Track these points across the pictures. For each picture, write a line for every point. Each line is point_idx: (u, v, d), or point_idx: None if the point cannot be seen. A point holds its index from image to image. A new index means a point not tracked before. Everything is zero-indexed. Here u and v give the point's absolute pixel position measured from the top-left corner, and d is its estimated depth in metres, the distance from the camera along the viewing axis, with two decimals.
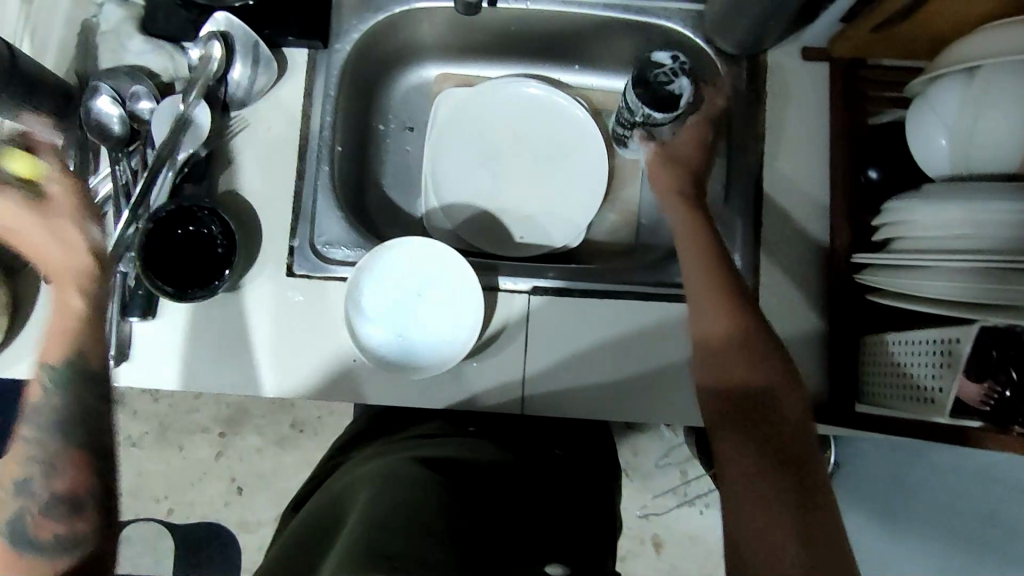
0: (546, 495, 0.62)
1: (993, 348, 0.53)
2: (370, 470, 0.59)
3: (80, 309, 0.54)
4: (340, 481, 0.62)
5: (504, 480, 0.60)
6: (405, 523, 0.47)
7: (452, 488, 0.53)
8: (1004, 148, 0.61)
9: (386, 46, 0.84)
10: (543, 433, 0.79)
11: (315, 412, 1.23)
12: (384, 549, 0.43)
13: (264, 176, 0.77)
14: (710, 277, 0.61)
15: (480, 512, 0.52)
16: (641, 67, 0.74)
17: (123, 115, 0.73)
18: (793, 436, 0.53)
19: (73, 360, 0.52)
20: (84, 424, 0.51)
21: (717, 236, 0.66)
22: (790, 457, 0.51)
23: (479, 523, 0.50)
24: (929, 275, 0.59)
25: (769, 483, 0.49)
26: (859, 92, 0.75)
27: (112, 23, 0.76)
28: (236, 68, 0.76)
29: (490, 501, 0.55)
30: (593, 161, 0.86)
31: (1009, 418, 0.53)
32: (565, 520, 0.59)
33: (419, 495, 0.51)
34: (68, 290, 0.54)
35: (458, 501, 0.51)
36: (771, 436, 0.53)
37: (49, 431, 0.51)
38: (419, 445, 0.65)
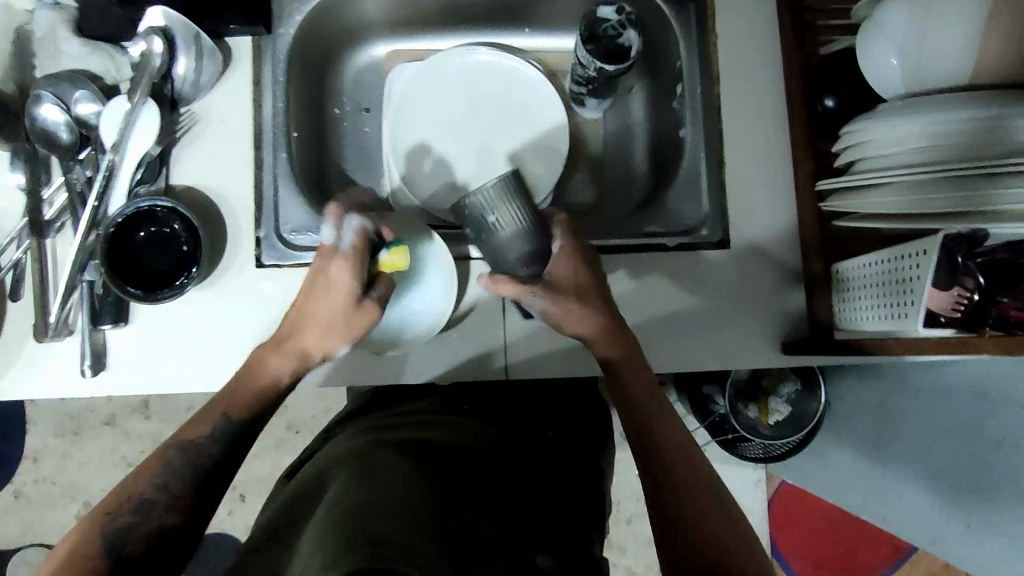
0: (536, 472, 0.62)
1: (957, 256, 0.56)
2: (351, 449, 0.58)
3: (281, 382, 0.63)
4: (324, 455, 0.62)
5: (489, 458, 0.60)
6: (388, 503, 0.47)
7: (441, 476, 0.52)
8: (955, 61, 0.61)
9: (331, 27, 0.83)
10: (538, 415, 0.77)
11: (309, 411, 1.22)
12: (373, 532, 0.43)
13: (221, 169, 0.76)
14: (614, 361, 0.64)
15: (466, 500, 0.51)
16: (588, 22, 0.75)
17: (69, 121, 0.73)
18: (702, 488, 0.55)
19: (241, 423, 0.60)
20: (219, 475, 0.58)
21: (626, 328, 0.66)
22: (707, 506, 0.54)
23: (453, 498, 0.50)
24: (895, 190, 0.59)
25: (706, 521, 0.53)
26: (806, 24, 0.74)
27: (46, 28, 0.74)
28: (180, 62, 0.74)
29: (475, 485, 0.54)
30: (552, 121, 0.85)
31: (978, 322, 0.57)
32: (548, 493, 0.60)
33: (405, 486, 0.49)
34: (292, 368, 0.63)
35: (443, 492, 0.50)
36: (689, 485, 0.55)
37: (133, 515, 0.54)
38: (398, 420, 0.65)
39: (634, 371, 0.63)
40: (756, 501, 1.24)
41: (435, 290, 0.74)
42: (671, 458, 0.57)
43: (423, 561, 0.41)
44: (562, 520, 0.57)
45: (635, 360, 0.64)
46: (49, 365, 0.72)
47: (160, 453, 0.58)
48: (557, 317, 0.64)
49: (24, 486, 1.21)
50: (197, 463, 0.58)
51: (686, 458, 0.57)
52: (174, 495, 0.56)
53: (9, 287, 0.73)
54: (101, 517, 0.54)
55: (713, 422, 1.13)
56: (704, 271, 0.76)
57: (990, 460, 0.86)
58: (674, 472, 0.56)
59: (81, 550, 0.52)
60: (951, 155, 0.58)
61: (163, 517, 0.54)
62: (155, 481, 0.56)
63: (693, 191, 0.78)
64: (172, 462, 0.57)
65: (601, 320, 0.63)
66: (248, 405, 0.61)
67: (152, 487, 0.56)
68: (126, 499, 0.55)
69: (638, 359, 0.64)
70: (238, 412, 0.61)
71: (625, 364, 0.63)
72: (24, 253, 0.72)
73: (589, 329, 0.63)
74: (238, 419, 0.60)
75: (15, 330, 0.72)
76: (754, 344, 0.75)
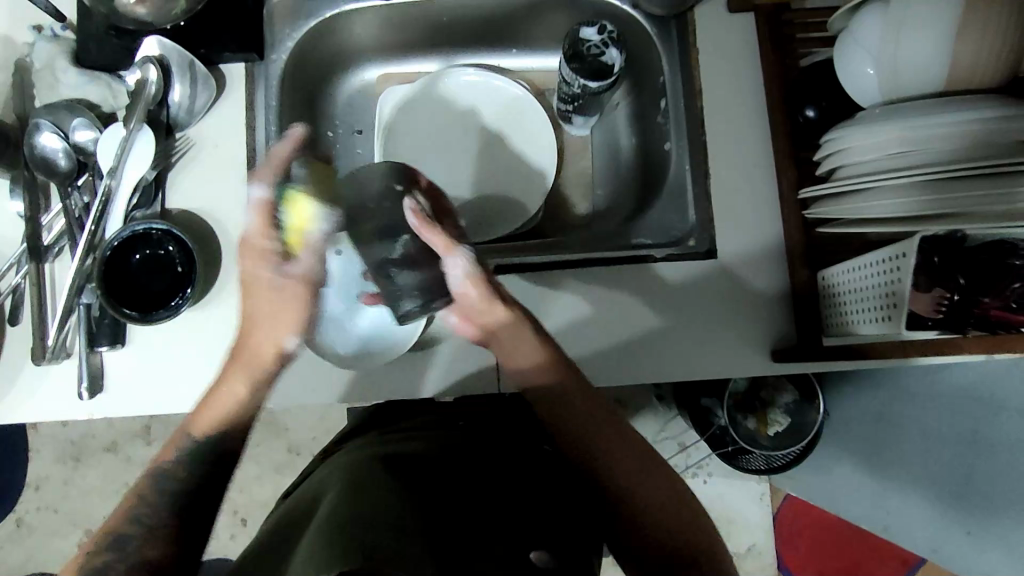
0: (521, 478, 0.62)
1: (933, 255, 0.58)
2: (340, 467, 0.59)
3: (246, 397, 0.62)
4: (316, 474, 0.62)
5: (475, 468, 0.60)
6: (380, 512, 0.47)
7: (429, 492, 0.53)
8: (930, 69, 0.62)
9: (324, 52, 0.85)
10: (532, 431, 0.75)
11: (310, 434, 1.22)
12: (371, 541, 0.43)
13: (217, 192, 0.77)
14: (559, 389, 0.62)
15: (451, 510, 0.52)
16: (571, 43, 0.78)
17: (67, 148, 0.75)
18: (660, 489, 0.59)
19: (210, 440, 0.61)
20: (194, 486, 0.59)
21: (550, 339, 0.63)
22: (669, 506, 0.59)
23: (449, 523, 0.50)
24: (878, 195, 0.60)
25: (670, 523, 0.58)
26: (785, 37, 0.76)
27: (44, 60, 0.76)
28: (175, 90, 0.76)
29: (460, 498, 0.54)
30: (541, 138, 0.87)
31: (960, 321, 0.58)
32: (536, 498, 0.59)
33: (395, 497, 0.50)
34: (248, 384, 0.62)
35: (430, 504, 0.51)
36: (647, 493, 0.59)
37: (120, 539, 0.55)
38: (370, 440, 0.66)
39: (583, 410, 0.62)
40: (763, 516, 1.23)
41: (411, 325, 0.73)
42: (648, 498, 0.59)
43: (417, 568, 0.42)
44: (563, 526, 0.57)
45: (571, 376, 0.63)
46: (48, 388, 0.73)
47: (138, 485, 0.59)
48: (470, 298, 0.57)
49: (25, 516, 1.21)
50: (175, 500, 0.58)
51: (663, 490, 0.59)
52: (151, 526, 0.56)
53: (8, 311, 0.74)
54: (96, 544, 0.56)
55: (712, 435, 1.11)
56: (693, 282, 0.76)
57: (987, 464, 0.87)
58: (632, 488, 0.59)
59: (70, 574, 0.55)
60: (929, 160, 0.60)
61: (139, 548, 0.55)
62: (132, 513, 0.57)
63: (680, 202, 0.79)
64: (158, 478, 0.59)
65: (537, 337, 0.61)
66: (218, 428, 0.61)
67: (128, 519, 0.56)
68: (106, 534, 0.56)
69: (574, 374, 0.63)
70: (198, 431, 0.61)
71: (579, 398, 0.62)
72: (23, 279, 0.74)
73: (539, 367, 0.62)
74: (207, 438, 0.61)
75: (13, 354, 0.74)
76: (748, 353, 0.75)
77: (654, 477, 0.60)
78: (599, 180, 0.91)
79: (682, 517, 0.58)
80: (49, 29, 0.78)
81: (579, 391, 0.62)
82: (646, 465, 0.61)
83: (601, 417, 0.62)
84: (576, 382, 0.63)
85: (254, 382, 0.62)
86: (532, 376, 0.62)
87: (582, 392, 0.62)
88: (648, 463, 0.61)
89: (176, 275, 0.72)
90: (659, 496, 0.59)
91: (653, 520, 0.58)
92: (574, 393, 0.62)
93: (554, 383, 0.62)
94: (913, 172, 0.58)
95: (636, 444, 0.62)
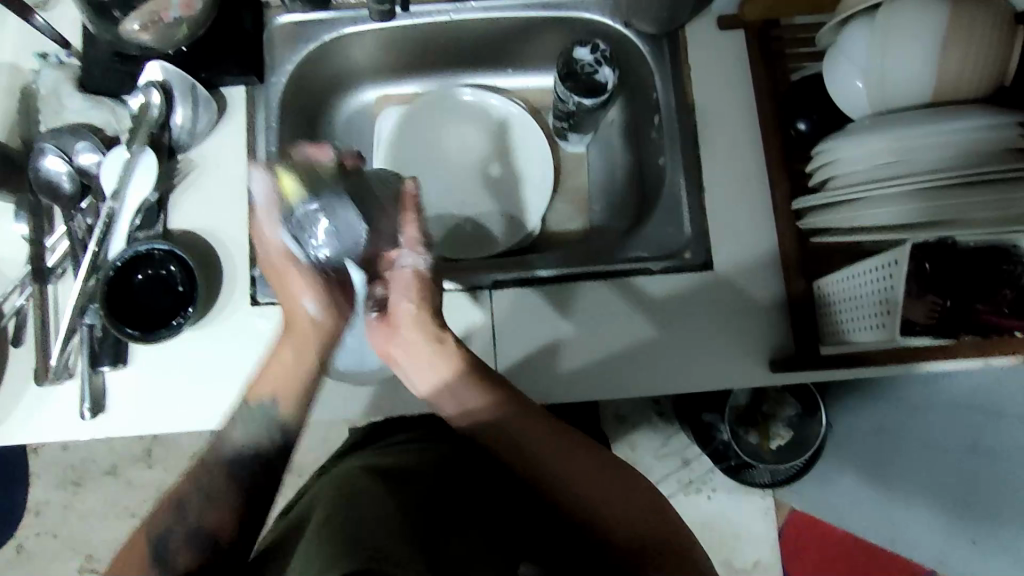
0: (492, 507, 0.61)
1: (925, 261, 0.58)
2: (331, 482, 0.59)
3: (295, 364, 0.62)
4: (309, 491, 0.63)
5: (461, 490, 0.61)
6: (376, 523, 0.48)
7: (423, 507, 0.54)
8: (916, 79, 0.63)
9: (324, 74, 0.87)
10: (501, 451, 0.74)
11: (311, 454, 1.21)
12: (370, 545, 0.44)
13: (219, 213, 0.78)
14: (496, 420, 0.61)
15: (442, 523, 0.52)
16: (565, 62, 0.80)
17: (72, 172, 0.76)
18: (627, 495, 0.58)
19: (267, 406, 0.62)
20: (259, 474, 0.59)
21: (477, 366, 0.63)
22: (640, 509, 0.58)
23: (438, 530, 0.51)
24: (869, 206, 0.61)
25: (642, 524, 0.57)
26: (774, 53, 0.77)
27: (50, 86, 0.79)
28: (177, 113, 0.78)
29: (452, 514, 0.55)
30: (536, 155, 0.90)
31: (954, 327, 0.59)
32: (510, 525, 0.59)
33: (389, 510, 0.51)
34: (293, 349, 0.63)
35: (425, 519, 0.51)
36: (613, 501, 0.58)
37: (186, 510, 0.56)
38: (362, 456, 0.66)
39: (533, 435, 0.60)
40: (768, 532, 1.22)
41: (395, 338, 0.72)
42: (609, 506, 0.57)
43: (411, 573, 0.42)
44: None
45: (511, 402, 0.62)
46: (51, 409, 0.73)
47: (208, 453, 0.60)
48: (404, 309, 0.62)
49: (25, 541, 1.21)
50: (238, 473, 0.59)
51: (627, 495, 0.58)
52: (210, 495, 0.57)
53: (11, 332, 0.75)
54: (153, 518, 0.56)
55: (715, 449, 1.12)
56: (690, 292, 0.77)
57: (991, 476, 0.83)
58: (596, 502, 0.58)
59: (136, 555, 0.55)
60: (920, 168, 0.61)
61: (200, 517, 0.56)
62: (195, 481, 0.58)
63: (674, 215, 0.80)
64: (222, 445, 0.60)
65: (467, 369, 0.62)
66: (291, 398, 0.62)
67: (191, 488, 0.57)
68: (168, 504, 0.57)
69: (513, 398, 0.62)
70: (254, 395, 0.62)
71: (529, 424, 0.61)
72: (27, 300, 0.75)
73: (480, 404, 0.62)
74: (269, 404, 0.62)
75: (15, 375, 0.74)
76: (745, 364, 0.75)
77: (622, 483, 0.59)
78: (595, 197, 0.93)
79: (653, 519, 0.57)
80: (54, 55, 0.79)
81: (522, 417, 0.61)
82: (611, 475, 0.59)
83: (555, 434, 0.61)
84: (517, 407, 0.62)
85: (303, 350, 0.63)
86: (470, 416, 0.62)
87: (524, 416, 0.61)
88: (613, 471, 0.59)
89: (179, 294, 0.73)
90: (628, 503, 0.58)
91: (623, 528, 0.57)
92: (514, 421, 0.61)
93: (494, 417, 0.61)
94: (907, 179, 0.59)
95: (597, 455, 0.61)
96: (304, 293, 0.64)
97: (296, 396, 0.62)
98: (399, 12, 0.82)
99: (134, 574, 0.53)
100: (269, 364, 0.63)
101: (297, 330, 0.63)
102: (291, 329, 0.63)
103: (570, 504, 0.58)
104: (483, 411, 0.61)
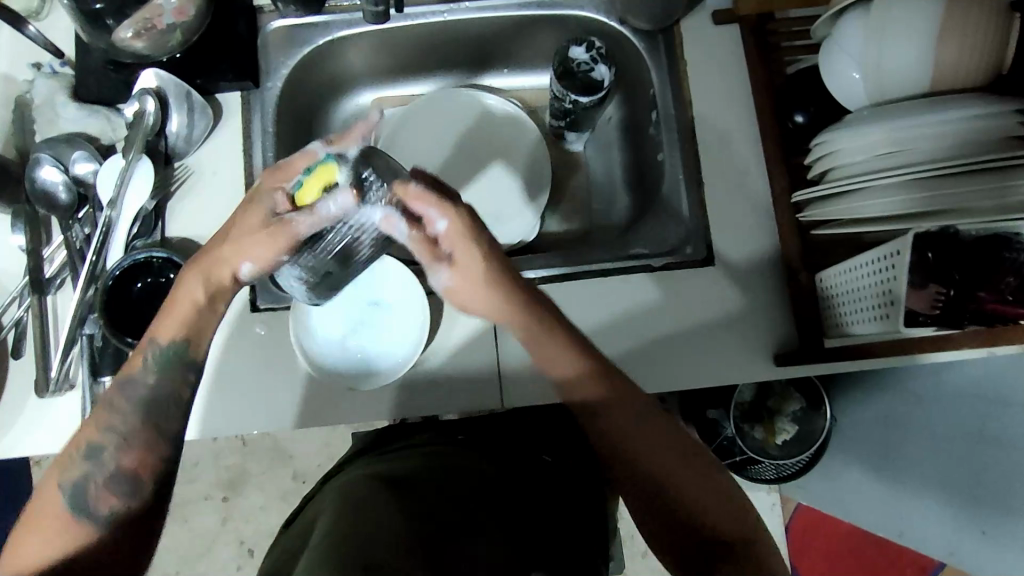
0: (528, 493, 0.62)
1: (927, 250, 0.58)
2: (335, 494, 0.59)
3: (197, 298, 0.59)
4: (314, 500, 0.63)
5: (499, 484, 0.61)
6: (377, 544, 0.50)
7: (429, 511, 0.55)
8: (916, 69, 0.63)
9: (320, 77, 0.87)
10: (535, 440, 0.76)
11: (315, 460, 1.21)
12: (367, 556, 0.49)
13: (216, 219, 0.78)
14: (602, 392, 0.60)
15: (452, 528, 0.54)
16: (561, 61, 0.80)
17: (68, 182, 0.76)
18: (709, 484, 0.59)
19: (174, 347, 0.60)
20: (167, 412, 0.60)
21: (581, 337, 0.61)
22: (719, 498, 0.59)
23: (447, 532, 0.53)
24: (868, 197, 0.61)
25: (722, 513, 0.58)
26: (769, 47, 0.77)
27: (44, 96, 0.78)
28: (172, 119, 0.77)
29: (477, 514, 0.56)
30: (535, 156, 0.89)
31: (957, 316, 0.59)
32: (540, 514, 0.61)
33: (395, 523, 0.53)
34: (201, 283, 0.59)
35: (428, 526, 0.53)
36: (694, 489, 0.58)
37: (99, 458, 0.56)
38: (382, 458, 0.66)
39: (631, 416, 0.59)
40: (776, 527, 1.21)
41: (397, 335, 0.76)
42: (692, 494, 0.58)
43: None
44: (560, 535, 0.60)
45: (612, 377, 0.60)
46: (52, 420, 0.73)
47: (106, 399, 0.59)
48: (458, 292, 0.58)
49: None
50: (153, 414, 0.59)
51: (708, 485, 0.59)
52: (126, 437, 0.57)
53: (11, 344, 0.75)
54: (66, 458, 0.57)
55: (720, 446, 1.09)
56: (692, 288, 0.77)
57: None
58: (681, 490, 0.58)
59: (49, 499, 0.55)
60: (920, 158, 0.60)
61: (118, 461, 0.57)
62: (104, 428, 0.58)
63: (674, 212, 0.80)
64: (127, 388, 0.59)
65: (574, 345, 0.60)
66: (173, 329, 0.60)
67: (101, 431, 0.57)
68: (78, 448, 0.57)
69: (616, 373, 0.61)
70: (165, 337, 0.60)
71: (623, 408, 0.59)
72: (27, 311, 0.75)
73: (575, 372, 0.60)
74: (168, 348, 0.60)
75: (16, 387, 0.74)
76: (749, 359, 0.75)
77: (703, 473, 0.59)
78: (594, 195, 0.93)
79: (731, 511, 0.58)
80: (47, 65, 0.79)
81: (622, 395, 0.60)
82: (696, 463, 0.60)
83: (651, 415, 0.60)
84: (616, 383, 0.60)
85: (213, 291, 0.60)
86: (565, 386, 0.61)
87: (627, 395, 0.60)
88: (697, 460, 0.60)
89: None
90: (709, 491, 0.59)
91: (704, 515, 0.57)
92: (618, 398, 0.60)
93: (593, 391, 0.60)
94: (904, 169, 0.59)
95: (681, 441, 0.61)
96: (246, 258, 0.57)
97: (189, 329, 0.60)
98: (392, 14, 0.82)
99: (51, 517, 0.55)
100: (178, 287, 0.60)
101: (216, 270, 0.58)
102: (206, 263, 0.58)
103: (654, 487, 0.59)
104: (589, 384, 0.60)
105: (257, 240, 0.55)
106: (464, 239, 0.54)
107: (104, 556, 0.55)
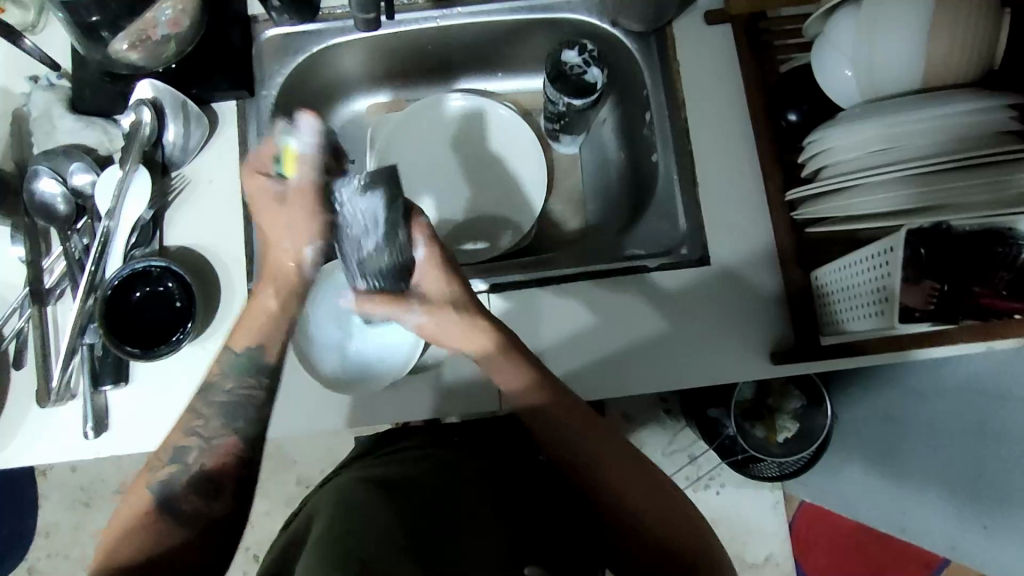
0: (528, 490, 0.62)
1: (920, 246, 0.58)
2: (334, 497, 0.59)
3: (274, 306, 0.65)
4: (306, 505, 0.63)
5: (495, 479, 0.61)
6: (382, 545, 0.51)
7: (429, 514, 0.55)
8: (907, 66, 0.63)
9: (315, 84, 0.87)
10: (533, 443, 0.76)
11: (318, 465, 1.21)
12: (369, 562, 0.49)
13: (214, 228, 0.78)
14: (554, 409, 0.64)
15: (453, 528, 0.54)
16: (554, 65, 0.80)
17: (65, 192, 0.76)
18: (659, 497, 0.62)
19: (252, 355, 0.64)
20: (245, 414, 0.63)
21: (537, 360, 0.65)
22: (670, 510, 0.61)
23: (448, 532, 0.53)
24: (862, 193, 0.61)
25: (670, 524, 0.60)
26: (761, 46, 0.77)
27: (41, 108, 0.78)
28: (169, 129, 0.78)
29: (477, 511, 0.56)
30: (532, 158, 0.90)
31: (951, 311, 0.59)
32: (545, 506, 0.60)
33: (394, 525, 0.53)
34: (274, 292, 0.65)
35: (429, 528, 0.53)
36: (644, 503, 0.61)
37: (187, 461, 0.61)
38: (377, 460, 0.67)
39: (580, 418, 0.64)
40: (780, 526, 1.21)
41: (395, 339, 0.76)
42: (644, 505, 0.61)
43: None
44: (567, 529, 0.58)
45: (566, 397, 0.65)
46: (54, 430, 0.73)
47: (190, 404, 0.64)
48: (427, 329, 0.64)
49: (36, 563, 1.21)
50: (232, 418, 0.63)
51: (659, 497, 0.62)
52: (209, 440, 0.62)
53: (12, 355, 0.75)
54: (154, 464, 0.61)
55: (721, 444, 1.09)
56: (689, 287, 0.77)
57: (996, 456, 0.85)
58: (632, 502, 0.61)
59: (136, 500, 0.59)
60: (914, 153, 0.60)
61: (201, 461, 0.61)
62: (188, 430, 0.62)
63: (669, 212, 0.80)
64: (208, 393, 0.64)
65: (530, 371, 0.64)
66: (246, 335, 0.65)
67: (185, 433, 0.62)
68: (165, 453, 0.62)
69: (568, 394, 0.65)
70: (239, 344, 0.65)
71: (575, 419, 0.64)
72: (27, 322, 0.75)
73: (529, 384, 0.64)
74: (245, 356, 0.64)
75: (18, 398, 0.74)
76: (747, 357, 0.75)
77: (654, 485, 0.62)
78: (590, 196, 0.93)
79: (680, 523, 0.61)
80: (44, 78, 0.80)
81: (570, 409, 0.64)
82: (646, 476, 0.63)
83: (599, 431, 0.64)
84: (566, 401, 0.65)
85: (286, 295, 0.65)
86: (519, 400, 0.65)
87: (576, 410, 0.64)
88: (648, 474, 0.63)
89: (177, 311, 0.73)
90: (658, 504, 0.61)
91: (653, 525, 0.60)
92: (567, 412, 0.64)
93: (546, 404, 0.64)
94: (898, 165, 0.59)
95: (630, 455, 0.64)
96: (308, 240, 0.64)
97: (277, 336, 0.65)
98: (383, 21, 0.82)
99: (139, 513, 0.59)
100: (252, 304, 0.66)
101: (282, 275, 0.65)
102: (276, 270, 0.65)
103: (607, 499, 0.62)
104: (537, 400, 0.64)
105: (300, 223, 0.63)
106: (436, 271, 0.63)
107: (176, 548, 0.57)
